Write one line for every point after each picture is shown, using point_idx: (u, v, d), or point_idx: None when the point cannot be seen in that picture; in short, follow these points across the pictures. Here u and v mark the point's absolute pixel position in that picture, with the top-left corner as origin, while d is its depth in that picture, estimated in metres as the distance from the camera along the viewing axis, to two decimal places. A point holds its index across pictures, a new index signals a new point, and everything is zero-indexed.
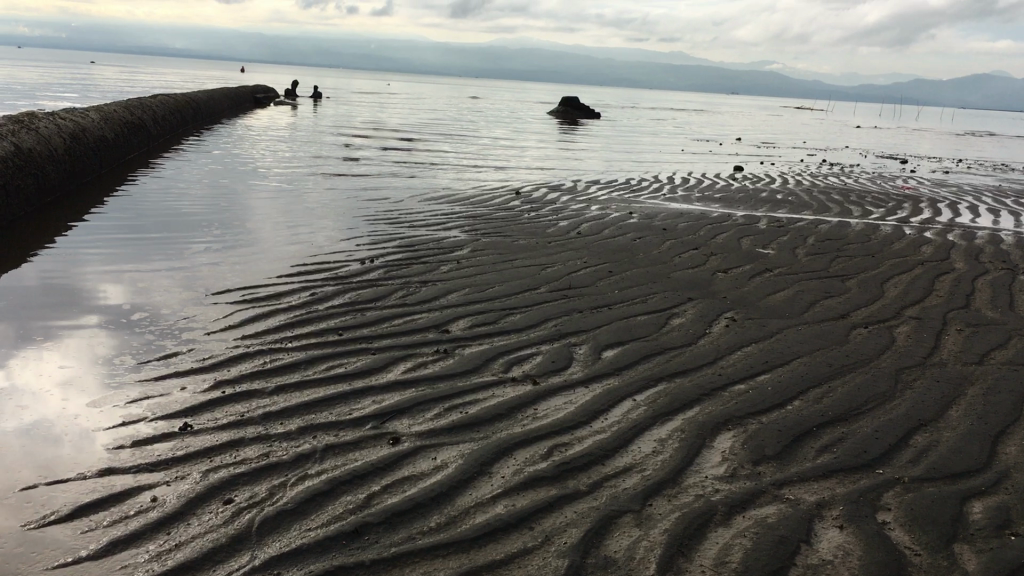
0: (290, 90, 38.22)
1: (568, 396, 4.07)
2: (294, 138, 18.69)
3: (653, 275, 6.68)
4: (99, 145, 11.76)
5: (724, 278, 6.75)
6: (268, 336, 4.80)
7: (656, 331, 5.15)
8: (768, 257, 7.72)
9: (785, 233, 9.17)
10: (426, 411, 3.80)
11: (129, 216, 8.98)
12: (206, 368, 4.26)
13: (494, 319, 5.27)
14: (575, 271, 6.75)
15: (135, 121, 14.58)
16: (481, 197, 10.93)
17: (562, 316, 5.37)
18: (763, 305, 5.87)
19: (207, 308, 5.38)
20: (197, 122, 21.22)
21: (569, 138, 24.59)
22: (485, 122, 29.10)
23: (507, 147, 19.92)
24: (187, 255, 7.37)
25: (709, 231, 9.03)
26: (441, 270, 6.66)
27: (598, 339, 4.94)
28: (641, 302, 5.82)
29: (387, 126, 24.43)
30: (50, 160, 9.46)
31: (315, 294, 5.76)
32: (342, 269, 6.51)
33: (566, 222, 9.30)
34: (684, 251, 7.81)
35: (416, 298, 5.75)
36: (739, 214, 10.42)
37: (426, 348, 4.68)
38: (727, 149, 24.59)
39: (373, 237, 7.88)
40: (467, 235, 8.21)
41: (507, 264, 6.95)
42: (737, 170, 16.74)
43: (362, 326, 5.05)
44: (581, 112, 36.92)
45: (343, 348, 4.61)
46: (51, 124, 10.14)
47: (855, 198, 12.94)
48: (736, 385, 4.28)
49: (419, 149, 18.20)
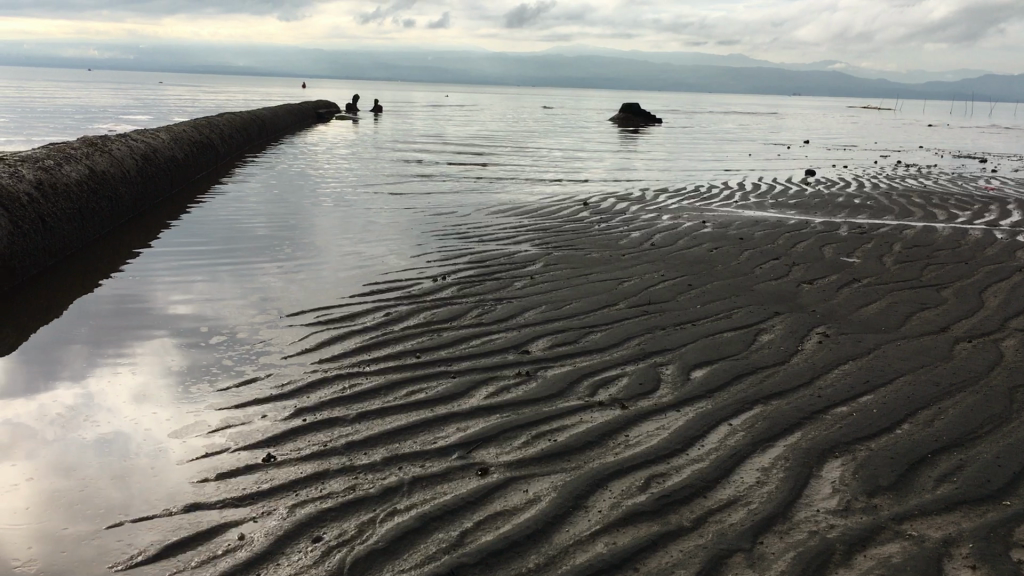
0: (352, 105, 38.65)
1: (661, 421, 3.88)
2: (359, 153, 18.78)
3: (735, 289, 6.44)
4: (170, 166, 11.90)
5: (810, 289, 6.48)
6: (345, 360, 4.70)
7: (745, 349, 4.92)
8: (853, 266, 7.42)
9: (868, 240, 8.83)
10: (513, 439, 3.65)
11: (202, 236, 9.03)
12: (286, 395, 4.18)
13: (574, 338, 5.10)
14: (653, 285, 6.55)
15: (203, 141, 14.78)
16: (549, 209, 10.78)
17: (645, 334, 5.18)
18: (855, 318, 5.59)
19: (283, 331, 5.31)
20: (263, 139, 21.50)
21: (632, 145, 24.31)
22: (546, 132, 29.00)
23: (570, 157, 19.77)
24: (259, 274, 7.35)
25: (787, 240, 8.73)
26: (516, 286, 6.52)
27: (685, 359, 4.74)
28: (725, 318, 5.59)
29: (448, 138, 24.47)
30: (124, 182, 9.57)
31: (390, 314, 5.67)
32: (415, 287, 6.41)
33: (637, 233, 9.09)
34: (764, 261, 7.55)
35: (492, 316, 5.62)
36: (816, 221, 10.07)
37: (507, 371, 4.53)
38: (794, 152, 24.08)
39: (444, 253, 7.77)
40: (538, 249, 8.06)
41: (582, 279, 6.78)
42: (808, 175, 16.32)
43: (440, 347, 4.93)
44: (642, 119, 36.52)
45: (422, 372, 4.49)
46: (124, 147, 10.30)
47: (937, 200, 12.47)
48: (838, 407, 4.04)
49: (482, 161, 18.13)
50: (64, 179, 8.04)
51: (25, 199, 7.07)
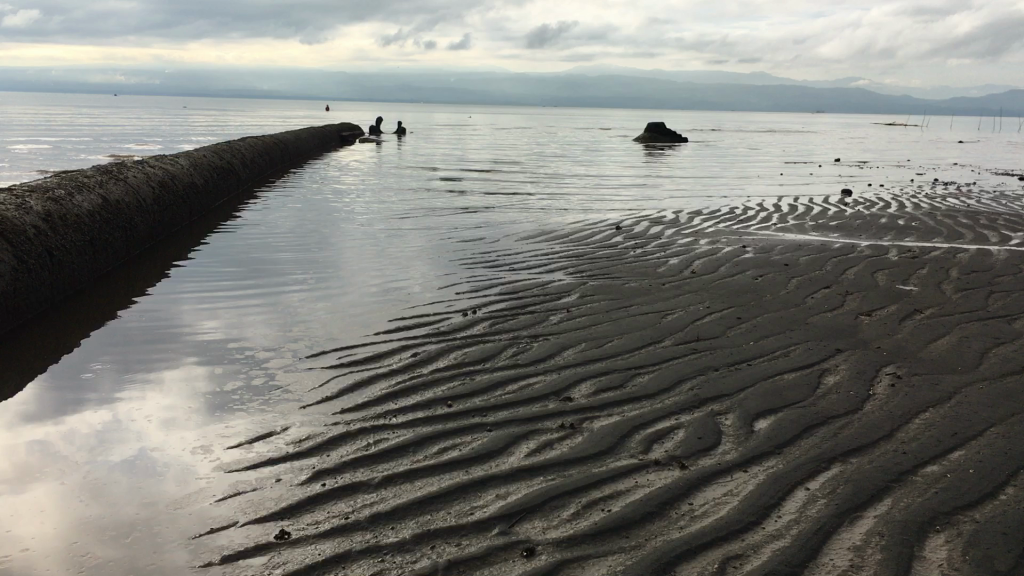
0: (375, 129, 38.65)
1: (729, 484, 3.41)
2: (383, 177, 18.49)
3: (788, 322, 5.96)
4: (189, 193, 11.61)
5: (870, 322, 5.99)
6: (370, 410, 4.28)
7: (810, 394, 4.44)
8: (912, 294, 6.91)
9: (921, 265, 8.31)
10: (560, 509, 3.19)
11: (222, 264, 8.68)
12: (304, 452, 3.76)
13: (620, 382, 4.65)
14: (699, 318, 6.09)
15: (224, 166, 14.49)
16: (580, 234, 10.36)
17: (698, 377, 4.71)
18: (927, 357, 5.10)
19: (302, 374, 4.90)
20: (285, 163, 21.26)
21: (659, 166, 23.90)
22: (570, 153, 28.66)
23: (596, 179, 19.34)
24: (279, 305, 6.96)
25: (836, 266, 8.23)
26: (552, 320, 6.09)
27: (746, 407, 4.27)
28: (784, 357, 5.12)
29: (472, 160, 24.13)
30: (140, 211, 9.26)
31: (417, 353, 5.25)
32: (444, 322, 5.99)
33: (675, 259, 8.64)
34: (815, 290, 7.07)
35: (529, 356, 5.18)
36: (861, 244, 9.57)
37: (549, 423, 4.08)
38: (825, 170, 23.54)
39: (473, 284, 7.35)
40: (572, 278, 7.62)
41: (622, 312, 6.34)
42: (845, 194, 15.80)
43: (474, 394, 4.49)
44: (666, 137, 36.24)
45: (454, 424, 4.05)
46: (140, 175, 10.00)
47: (985, 221, 11.91)
48: (927, 467, 3.56)
49: (508, 183, 17.77)
50: (74, 209, 7.71)
51: (31, 231, 6.73)
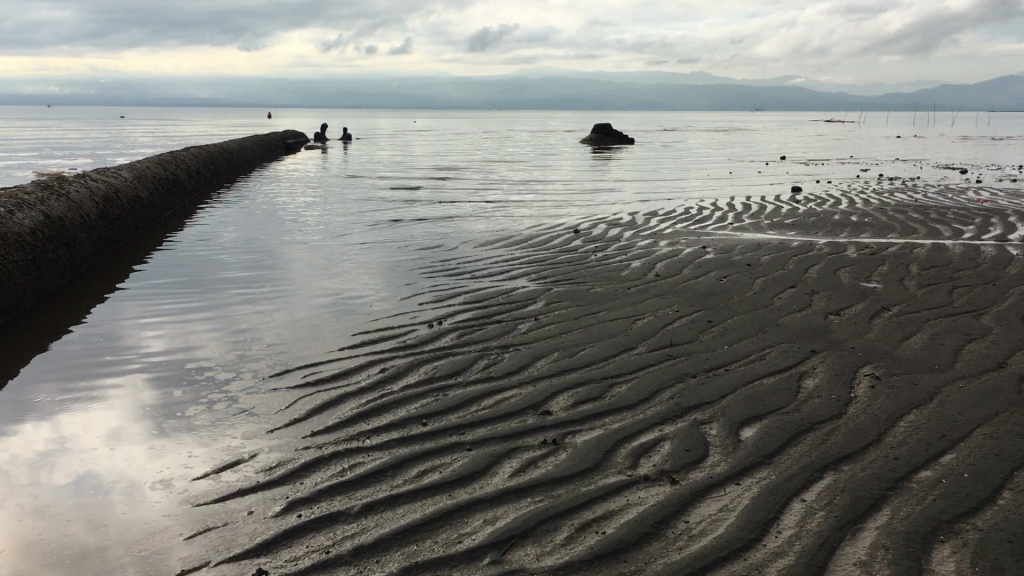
0: (320, 135, 38.23)
1: (723, 499, 3.29)
2: (332, 185, 18.21)
3: (759, 324, 5.89)
4: (134, 206, 11.25)
5: (840, 321, 5.95)
6: (342, 432, 4.09)
7: (792, 400, 4.36)
8: (877, 292, 6.90)
9: (881, 262, 8.34)
10: (553, 533, 3.04)
11: (172, 279, 8.40)
12: (276, 481, 3.55)
13: (598, 393, 4.52)
14: (669, 322, 5.99)
15: (168, 177, 14.09)
16: (539, 238, 10.23)
17: (677, 385, 4.60)
18: (903, 356, 5.06)
19: (267, 396, 4.68)
20: (230, 172, 20.82)
21: (609, 167, 23.94)
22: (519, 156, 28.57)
23: (547, 182, 19.25)
24: (236, 320, 6.71)
25: (798, 265, 8.22)
26: (520, 329, 5.94)
27: (730, 415, 4.17)
28: (760, 361, 5.03)
29: (421, 166, 23.87)
30: (84, 226, 8.91)
31: (385, 369, 5.05)
32: (410, 335, 5.81)
33: (637, 262, 8.56)
34: (781, 290, 7.02)
35: (501, 368, 5.02)
36: (819, 242, 9.60)
37: (530, 439, 3.93)
38: (772, 168, 23.77)
39: (435, 294, 7.18)
40: (536, 284, 7.49)
41: (591, 318, 6.22)
42: (796, 192, 15.94)
43: (449, 411, 4.32)
44: (614, 138, 36.41)
45: (431, 444, 3.88)
46: (83, 188, 9.63)
47: (935, 215, 12.05)
48: (921, 472, 3.48)
49: (460, 189, 17.62)
50: (15, 227, 7.37)
51: None
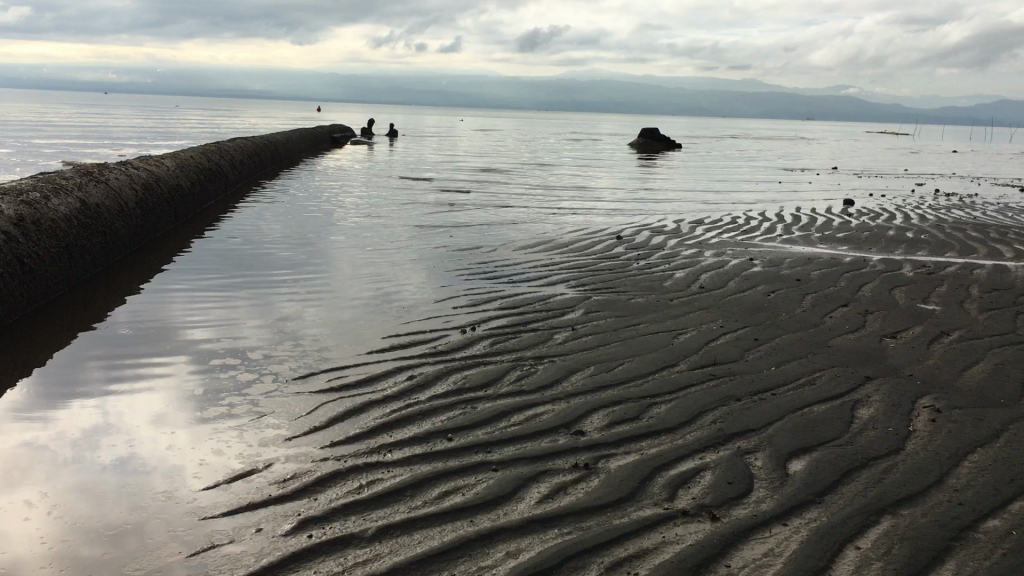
0: (364, 130, 38.29)
1: (769, 542, 3.01)
2: (375, 180, 18.10)
3: (809, 345, 5.58)
4: (174, 196, 11.16)
5: (896, 346, 5.61)
6: (362, 444, 3.86)
7: (845, 431, 4.05)
8: (936, 314, 6.54)
9: (939, 282, 7.95)
10: (581, 572, 2.79)
11: (208, 271, 8.26)
12: (289, 497, 3.33)
13: (636, 414, 4.25)
14: (713, 339, 5.69)
15: (211, 167, 14.03)
16: (581, 244, 9.96)
17: (721, 409, 4.32)
18: (966, 388, 4.72)
19: (289, 400, 4.47)
20: (274, 165, 20.78)
21: (655, 172, 23.59)
22: (564, 158, 28.28)
23: (591, 185, 18.94)
24: (267, 314, 6.53)
25: (850, 281, 7.87)
26: (556, 339, 5.68)
27: (777, 445, 3.87)
28: (810, 385, 4.73)
29: (464, 165, 23.68)
30: (121, 214, 8.81)
31: (414, 376, 4.83)
32: (441, 341, 5.58)
33: (682, 272, 8.26)
34: (833, 308, 6.69)
35: (534, 381, 4.78)
36: (873, 258, 9.21)
37: (560, 462, 3.67)
38: (822, 179, 23.24)
39: (471, 297, 6.95)
40: (575, 292, 7.23)
41: (631, 330, 5.94)
42: (848, 204, 15.49)
43: (477, 425, 4.08)
44: (661, 142, 35.98)
45: (456, 462, 3.64)
46: (122, 176, 9.54)
47: (995, 235, 11.58)
48: (989, 521, 3.16)
49: (503, 189, 17.40)
50: (50, 213, 7.27)
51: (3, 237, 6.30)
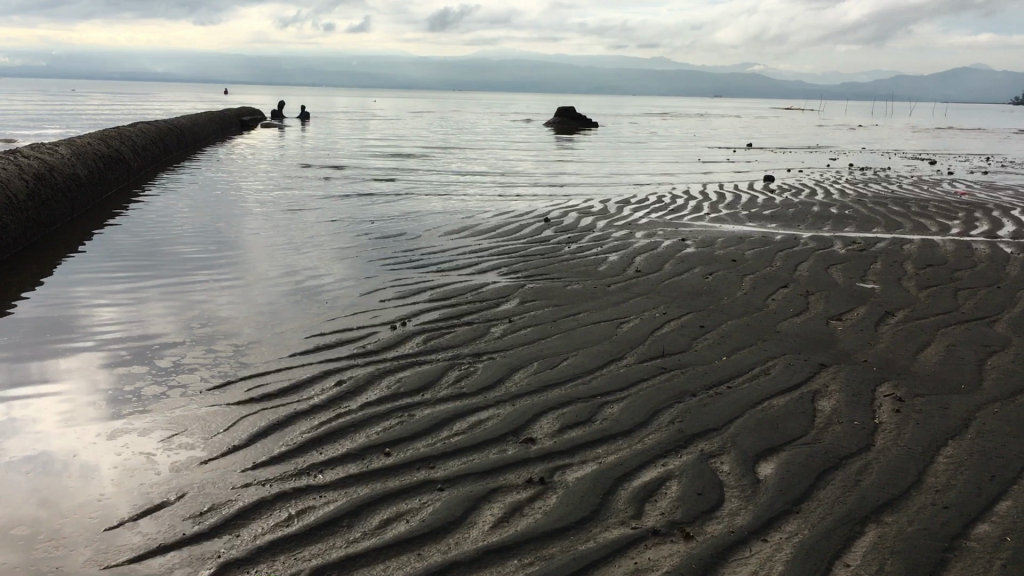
0: (274, 112, 37.20)
1: (752, 564, 2.72)
2: (289, 164, 17.42)
3: (756, 330, 5.35)
4: (70, 186, 10.39)
5: (844, 329, 5.43)
6: (290, 464, 3.43)
7: (810, 427, 3.80)
8: (877, 294, 6.40)
9: (873, 259, 7.86)
10: None
11: (109, 266, 7.63)
12: (207, 537, 2.88)
13: (588, 416, 3.93)
14: (658, 327, 5.42)
15: (109, 154, 13.19)
16: (508, 228, 9.61)
17: (677, 408, 4.03)
18: (923, 373, 4.54)
19: (204, 412, 3.99)
20: (179, 149, 19.85)
21: (574, 151, 23.41)
22: (482, 139, 27.86)
23: (512, 166, 18.60)
24: (177, 312, 5.99)
25: (786, 260, 7.72)
26: (493, 333, 5.33)
27: (743, 447, 3.59)
28: (765, 376, 4.48)
29: (380, 147, 23.05)
30: (10, 207, 8.09)
31: (342, 381, 4.41)
32: (371, 339, 5.17)
33: (615, 255, 7.99)
34: (774, 290, 6.50)
35: (474, 382, 4.41)
36: (805, 236, 9.11)
37: (512, 476, 3.32)
38: (740, 155, 23.39)
39: (398, 289, 6.52)
40: (507, 279, 6.88)
41: (571, 320, 5.62)
42: (768, 180, 15.52)
43: (416, 437, 3.69)
44: (578, 121, 35.87)
45: (396, 483, 3.26)
46: (10, 165, 8.78)
47: (917, 209, 11.66)
48: (979, 526, 2.94)
49: (422, 171, 16.93)
50: None
51: None
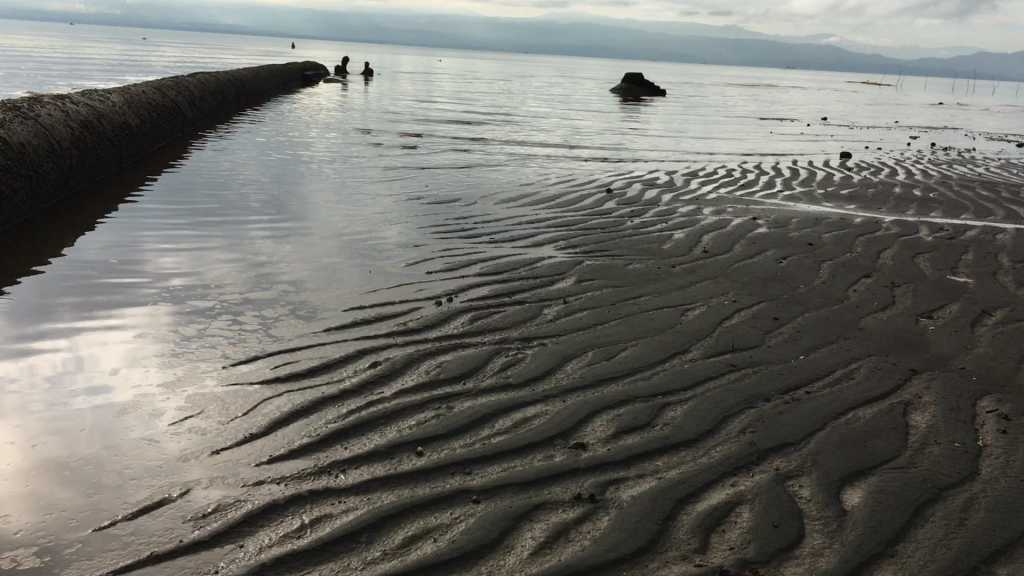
0: (340, 68, 37.10)
1: None
2: (346, 122, 17.11)
3: (836, 326, 4.85)
4: (120, 136, 10.16)
5: (935, 328, 4.89)
6: (310, 460, 3.07)
7: (902, 448, 3.32)
8: (970, 289, 5.82)
9: (964, 249, 7.22)
10: None
11: (149, 221, 7.34)
12: (205, 549, 2.51)
13: (647, 420, 3.50)
14: (727, 317, 4.94)
15: (165, 104, 12.98)
16: (569, 198, 9.15)
17: (747, 415, 3.57)
18: None
19: (225, 392, 3.63)
20: (239, 102, 19.68)
21: (639, 119, 22.71)
22: (546, 104, 27.24)
23: (575, 132, 18.04)
24: (212, 272, 5.67)
25: (867, 246, 7.14)
26: (545, 315, 4.91)
27: (825, 469, 3.13)
28: (848, 382, 4.00)
29: (442, 108, 22.61)
30: (54, 155, 7.87)
31: (378, 364, 4.03)
32: (414, 315, 4.79)
33: (680, 233, 7.49)
34: (855, 280, 5.95)
35: (521, 371, 4.00)
36: (886, 219, 8.49)
37: (558, 489, 2.91)
38: (814, 130, 22.47)
39: (447, 260, 6.13)
40: (564, 254, 6.45)
41: (631, 304, 5.17)
42: (844, 157, 14.74)
43: (453, 435, 3.30)
44: (644, 88, 35.06)
45: (427, 491, 2.87)
46: (57, 111, 8.56)
47: (1008, 194, 10.88)
48: None
49: (482, 134, 16.48)
50: None
51: None
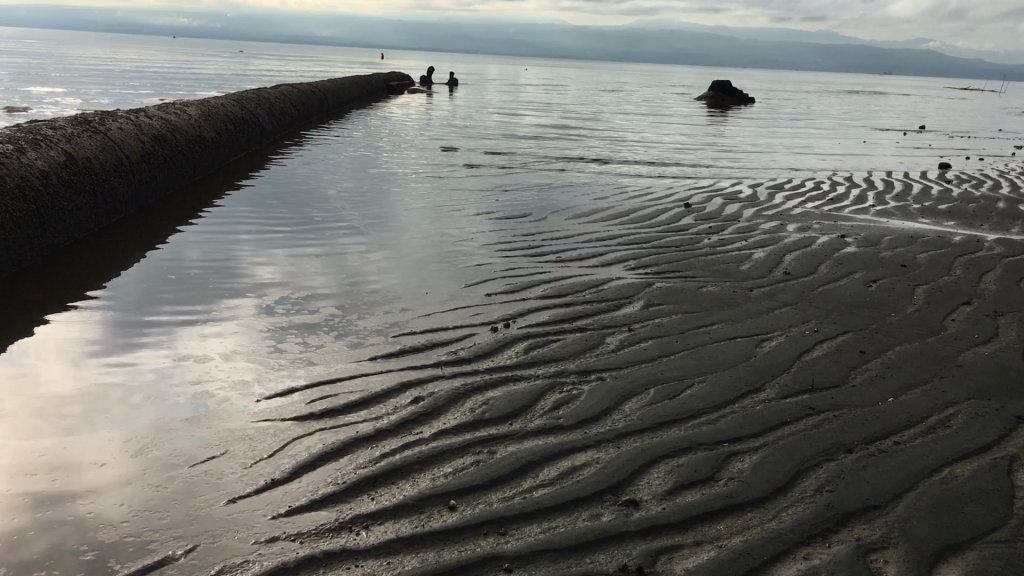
0: (426, 79, 37.33)
1: None
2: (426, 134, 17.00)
3: (930, 362, 4.37)
4: (194, 148, 10.20)
5: None
6: (333, 513, 2.80)
7: (1008, 516, 2.87)
8: None
9: None
10: None
11: (214, 233, 7.25)
12: None
13: (709, 473, 3.12)
14: (808, 349, 4.51)
15: (243, 116, 13.05)
16: (645, 213, 8.75)
17: (825, 470, 3.16)
18: None
19: (255, 430, 3.40)
20: (322, 113, 19.80)
21: (725, 128, 22.09)
22: (631, 113, 26.74)
23: (657, 143, 17.59)
24: (265, 288, 5.48)
25: (967, 269, 6.57)
26: (608, 344, 4.56)
27: (915, 540, 2.71)
28: (943, 431, 3.54)
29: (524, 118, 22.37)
30: (122, 168, 7.88)
31: (421, 399, 3.74)
32: (466, 343, 4.50)
33: (761, 252, 7.03)
34: (954, 308, 5.42)
35: (575, 411, 3.66)
36: (988, 238, 7.85)
37: (602, 558, 2.57)
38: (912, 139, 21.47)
39: (509, 281, 5.83)
40: (634, 275, 6.09)
41: (702, 333, 4.78)
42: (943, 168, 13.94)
43: (492, 488, 2.99)
44: (733, 96, 34.31)
45: (453, 555, 2.57)
46: (129, 125, 8.60)
47: None
48: None
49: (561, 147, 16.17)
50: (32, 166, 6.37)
51: None
